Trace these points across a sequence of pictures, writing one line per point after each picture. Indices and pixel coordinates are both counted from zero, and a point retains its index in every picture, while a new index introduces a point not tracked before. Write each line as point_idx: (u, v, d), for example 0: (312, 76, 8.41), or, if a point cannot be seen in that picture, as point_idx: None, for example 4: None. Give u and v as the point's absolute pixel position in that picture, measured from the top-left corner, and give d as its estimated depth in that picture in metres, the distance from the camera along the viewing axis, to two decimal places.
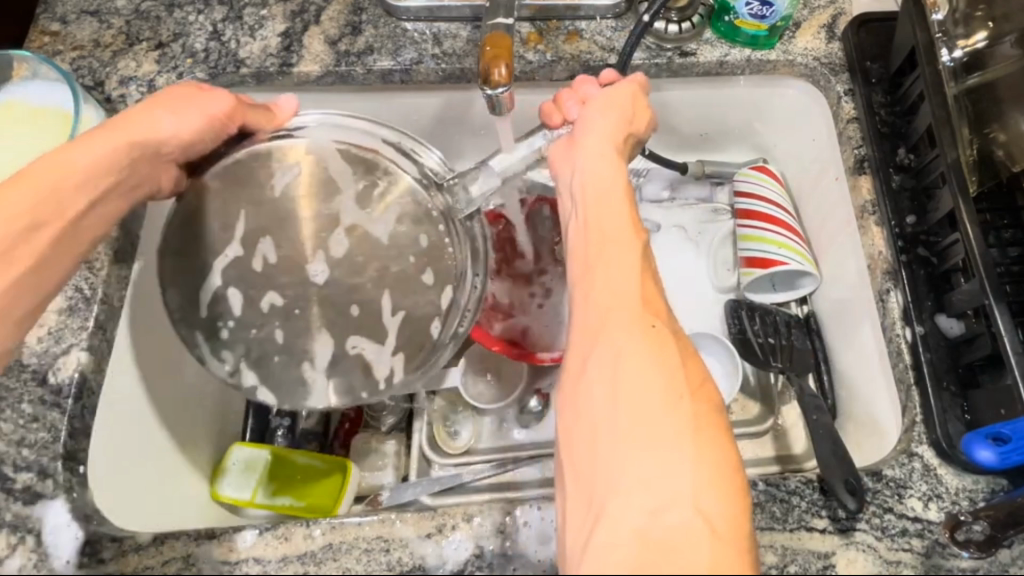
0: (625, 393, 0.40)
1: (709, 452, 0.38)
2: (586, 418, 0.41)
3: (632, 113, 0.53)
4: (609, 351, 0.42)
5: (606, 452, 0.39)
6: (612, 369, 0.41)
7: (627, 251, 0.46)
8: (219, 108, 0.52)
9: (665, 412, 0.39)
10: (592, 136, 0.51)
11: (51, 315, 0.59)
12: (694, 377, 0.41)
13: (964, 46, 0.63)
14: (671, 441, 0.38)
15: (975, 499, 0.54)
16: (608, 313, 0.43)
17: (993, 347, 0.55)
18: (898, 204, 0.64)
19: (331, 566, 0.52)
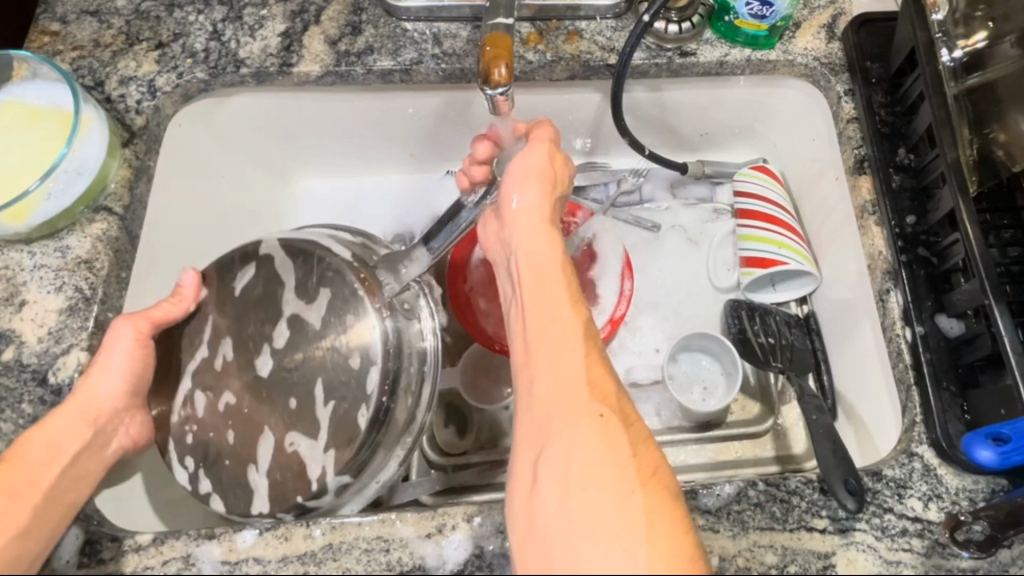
0: (574, 498, 0.39)
1: (664, 544, 0.38)
2: (539, 525, 0.40)
3: (555, 176, 0.54)
4: (558, 447, 0.41)
5: (563, 561, 0.38)
6: (559, 470, 0.40)
7: (571, 337, 0.46)
8: (133, 334, 0.57)
9: (618, 513, 0.38)
10: (524, 213, 0.51)
11: (52, 315, 0.59)
12: (644, 465, 0.41)
13: (965, 46, 0.63)
14: (625, 546, 0.37)
15: (975, 499, 0.54)
16: (554, 404, 0.43)
17: (993, 347, 0.55)
18: (898, 204, 0.64)
19: (331, 566, 0.52)
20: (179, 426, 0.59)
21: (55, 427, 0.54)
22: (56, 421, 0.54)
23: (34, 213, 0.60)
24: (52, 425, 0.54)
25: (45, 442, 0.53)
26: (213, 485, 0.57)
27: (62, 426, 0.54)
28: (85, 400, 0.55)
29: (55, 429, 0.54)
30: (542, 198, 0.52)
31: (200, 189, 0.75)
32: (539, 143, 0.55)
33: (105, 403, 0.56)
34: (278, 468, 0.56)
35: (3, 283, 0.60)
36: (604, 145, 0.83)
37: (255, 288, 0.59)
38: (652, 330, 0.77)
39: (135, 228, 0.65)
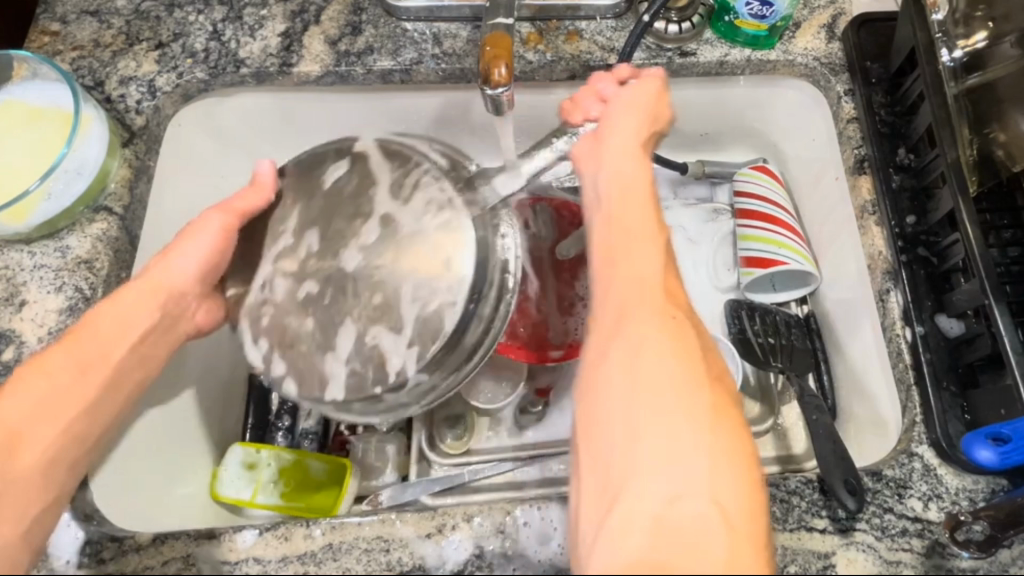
0: (644, 382, 0.35)
1: (726, 448, 0.34)
2: (601, 409, 0.36)
3: (655, 111, 0.46)
4: (627, 337, 0.37)
5: (619, 450, 0.34)
6: (631, 358, 0.36)
7: (648, 235, 0.41)
8: (220, 224, 0.52)
9: (685, 404, 0.35)
10: (615, 129, 0.45)
11: (52, 316, 0.59)
12: (711, 370, 0.37)
13: (964, 46, 0.63)
14: (690, 439, 0.34)
15: (975, 499, 0.54)
16: (627, 300, 0.39)
17: (993, 347, 0.55)
18: (898, 204, 0.64)
19: (331, 566, 0.52)
20: (256, 307, 0.51)
21: (128, 303, 0.51)
22: (135, 292, 0.51)
23: (33, 213, 0.60)
24: (126, 302, 0.51)
25: (118, 316, 0.50)
26: (288, 371, 0.50)
27: (134, 305, 0.51)
28: (158, 274, 0.52)
29: (126, 303, 0.51)
30: (637, 112, 0.46)
31: (201, 188, 0.75)
32: (648, 79, 0.47)
33: (177, 286, 0.52)
34: (357, 360, 0.49)
35: (3, 283, 0.60)
36: None
37: (347, 185, 0.52)
38: None
39: (135, 228, 0.65)
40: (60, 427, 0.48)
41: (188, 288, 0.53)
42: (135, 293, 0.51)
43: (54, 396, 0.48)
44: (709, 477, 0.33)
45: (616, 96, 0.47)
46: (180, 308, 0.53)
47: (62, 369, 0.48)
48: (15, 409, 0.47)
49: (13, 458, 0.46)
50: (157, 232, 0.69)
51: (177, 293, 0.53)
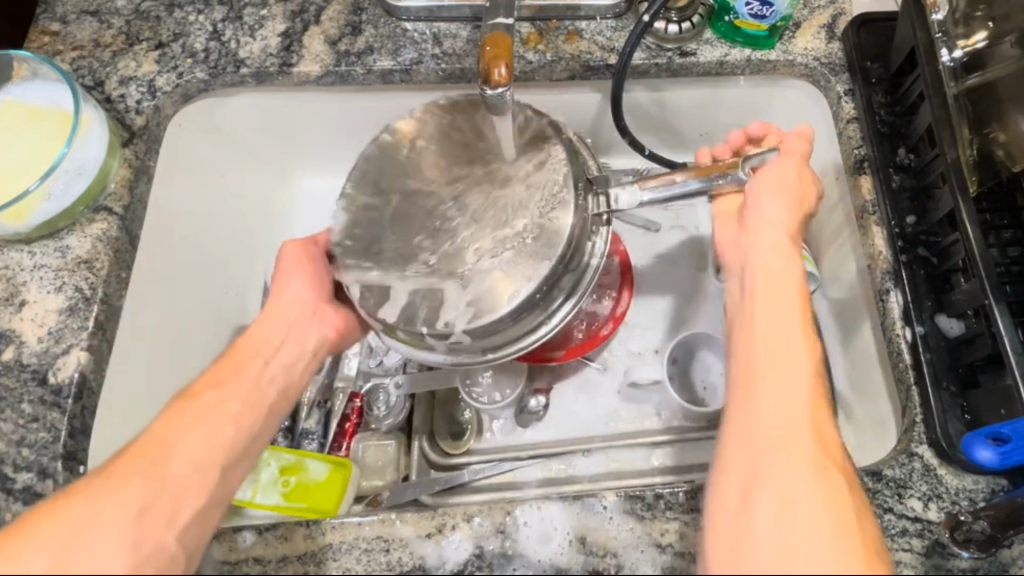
0: (797, 523, 0.38)
1: None
2: (749, 534, 0.38)
3: (802, 197, 0.55)
4: (787, 419, 0.42)
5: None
6: (785, 500, 0.39)
7: (798, 368, 0.44)
8: (297, 248, 0.59)
9: (834, 551, 0.37)
10: (761, 247, 0.52)
11: (52, 315, 0.59)
12: (859, 521, 0.40)
13: (964, 46, 0.63)
14: None
15: (975, 499, 0.54)
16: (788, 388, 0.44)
17: (993, 347, 0.55)
18: (898, 204, 0.64)
19: (331, 566, 0.52)
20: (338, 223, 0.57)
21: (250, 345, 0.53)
22: (271, 324, 0.55)
23: (34, 213, 0.60)
24: (265, 329, 0.55)
25: (257, 341, 0.53)
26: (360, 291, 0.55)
27: (269, 332, 0.55)
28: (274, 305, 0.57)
29: (259, 331, 0.54)
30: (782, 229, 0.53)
31: (203, 188, 0.75)
32: (787, 162, 0.56)
33: (276, 342, 0.54)
34: (421, 296, 0.53)
35: (2, 283, 0.60)
36: (603, 145, 0.83)
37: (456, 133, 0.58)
38: (652, 329, 0.77)
39: (135, 228, 0.65)
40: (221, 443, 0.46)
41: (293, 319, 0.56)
42: (273, 323, 0.55)
43: (202, 409, 0.47)
44: (864, 570, 0.37)
45: (760, 184, 0.55)
46: (303, 339, 0.57)
47: (207, 390, 0.48)
48: (192, 419, 0.46)
49: (165, 467, 0.43)
50: (157, 232, 0.69)
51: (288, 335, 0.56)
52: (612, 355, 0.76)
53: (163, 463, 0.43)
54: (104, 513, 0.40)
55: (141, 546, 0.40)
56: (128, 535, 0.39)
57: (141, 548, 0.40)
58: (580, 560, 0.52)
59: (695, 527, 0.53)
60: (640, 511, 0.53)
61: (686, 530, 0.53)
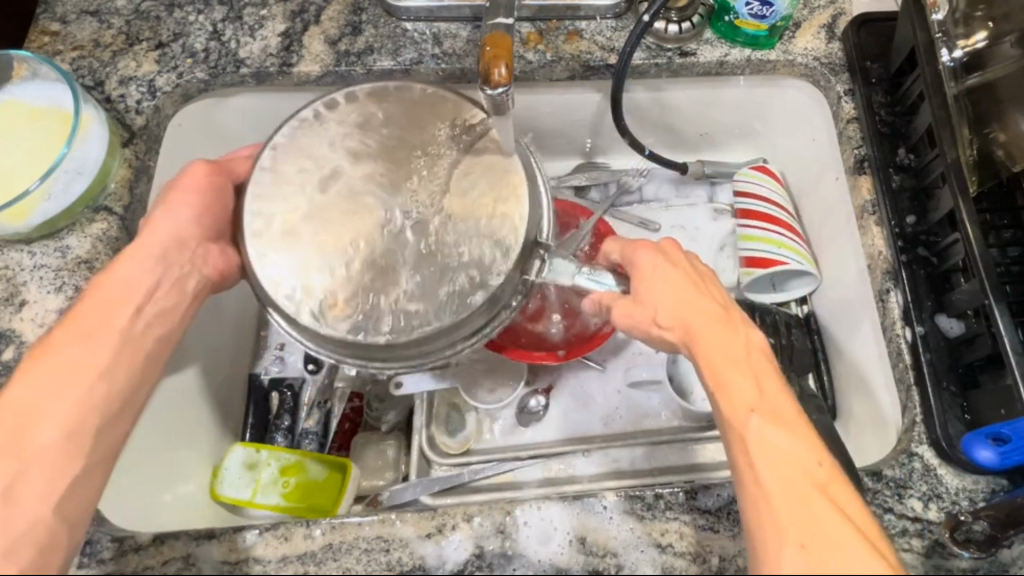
0: None
1: None
2: None
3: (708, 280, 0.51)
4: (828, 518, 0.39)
5: None
6: None
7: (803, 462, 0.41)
8: (200, 175, 0.54)
9: None
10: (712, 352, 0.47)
11: (52, 316, 0.59)
12: None
13: (964, 46, 0.63)
14: None
15: (975, 499, 0.54)
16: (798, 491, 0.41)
17: (993, 347, 0.55)
18: (898, 204, 0.64)
19: (331, 566, 0.52)
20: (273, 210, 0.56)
21: (110, 285, 0.50)
22: (140, 262, 0.51)
23: (34, 213, 0.60)
24: (123, 267, 0.50)
25: (116, 282, 0.50)
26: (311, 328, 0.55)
27: (132, 269, 0.50)
28: (146, 235, 0.52)
29: (126, 267, 0.50)
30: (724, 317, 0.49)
31: None
32: (643, 257, 0.52)
33: (143, 280, 0.51)
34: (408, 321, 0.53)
35: (3, 283, 0.60)
36: (604, 145, 0.83)
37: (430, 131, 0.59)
38: None
39: (135, 228, 0.65)
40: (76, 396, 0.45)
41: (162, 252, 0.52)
42: (139, 257, 0.51)
43: (61, 365, 0.46)
44: None
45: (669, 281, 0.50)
46: (176, 273, 0.52)
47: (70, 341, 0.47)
48: (54, 373, 0.45)
49: (27, 441, 0.43)
50: None
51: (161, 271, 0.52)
52: (613, 355, 0.76)
53: (7, 432, 0.44)
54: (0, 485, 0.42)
55: (8, 525, 0.41)
56: (1, 508, 0.41)
57: (11, 525, 0.41)
58: (580, 560, 0.52)
59: (695, 527, 0.53)
60: (640, 511, 0.53)
61: (687, 530, 0.53)
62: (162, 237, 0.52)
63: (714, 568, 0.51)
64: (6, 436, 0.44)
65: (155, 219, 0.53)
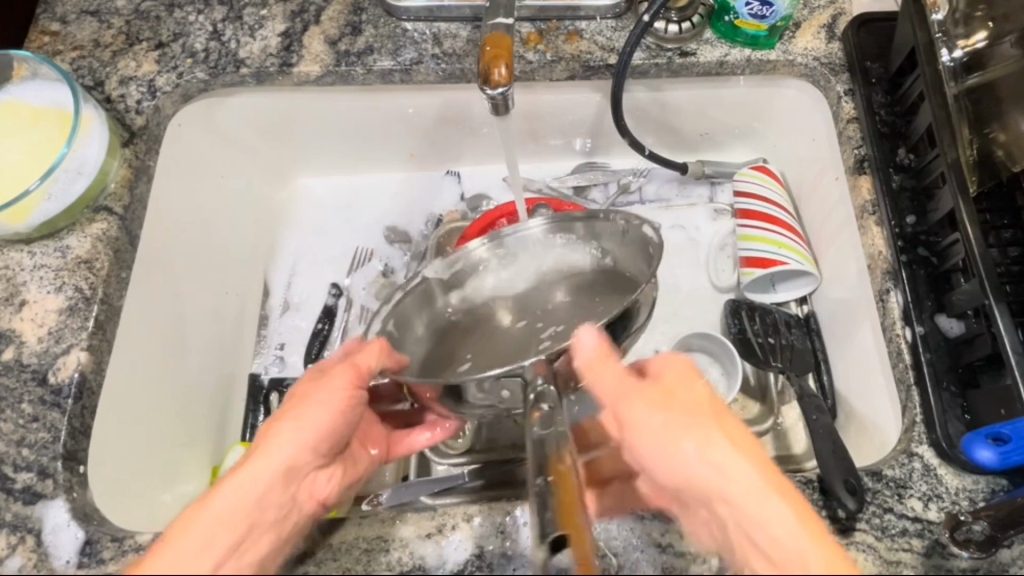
0: None
1: None
2: None
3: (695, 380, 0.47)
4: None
5: None
6: None
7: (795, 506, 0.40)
8: (347, 381, 0.49)
9: None
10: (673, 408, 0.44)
11: (52, 316, 0.59)
12: None
13: (964, 46, 0.63)
14: None
15: (975, 499, 0.54)
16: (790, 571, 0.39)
17: (993, 347, 0.55)
18: (898, 204, 0.64)
19: (331, 566, 0.51)
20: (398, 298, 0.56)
21: (292, 442, 0.46)
22: (313, 417, 0.47)
23: (33, 213, 0.60)
24: (278, 443, 0.45)
25: (283, 440, 0.46)
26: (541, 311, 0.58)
27: (322, 417, 0.47)
28: (289, 413, 0.48)
29: (272, 451, 0.45)
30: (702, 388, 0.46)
31: (204, 187, 0.75)
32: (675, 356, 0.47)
33: (305, 456, 0.46)
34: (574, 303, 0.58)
35: (3, 283, 0.60)
36: (603, 145, 0.83)
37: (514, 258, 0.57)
38: (654, 329, 0.77)
39: (135, 228, 0.65)
40: (246, 521, 0.43)
41: (342, 404, 0.49)
42: (321, 406, 0.48)
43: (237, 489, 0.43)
44: None
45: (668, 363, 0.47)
46: (340, 436, 0.49)
47: (220, 489, 0.43)
48: (268, 468, 0.44)
49: None
50: (159, 232, 0.69)
51: (336, 427, 0.48)
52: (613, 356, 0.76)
53: (223, 530, 0.42)
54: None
55: None
56: None
57: None
58: None
59: None
60: (640, 511, 0.53)
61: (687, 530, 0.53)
62: (305, 440, 0.46)
63: None
64: (180, 565, 0.40)
65: (319, 384, 0.50)
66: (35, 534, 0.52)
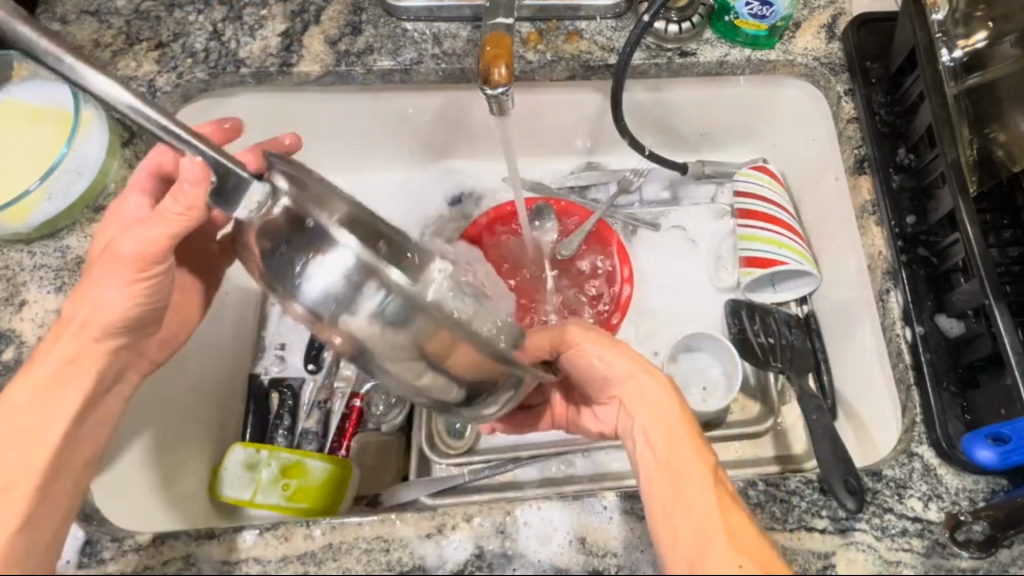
0: (693, 483, 0.45)
1: (703, 487, 0.45)
2: (693, 498, 0.44)
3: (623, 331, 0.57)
4: (680, 455, 0.47)
5: (690, 510, 0.44)
6: (684, 494, 0.45)
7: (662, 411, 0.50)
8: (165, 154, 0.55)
9: (700, 479, 0.45)
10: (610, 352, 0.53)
11: (52, 315, 0.59)
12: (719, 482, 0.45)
13: (964, 46, 0.63)
14: (703, 494, 0.44)
15: (975, 499, 0.54)
16: (686, 494, 0.45)
17: (993, 347, 0.55)
18: (898, 204, 0.64)
19: (331, 566, 0.52)
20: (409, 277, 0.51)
21: (114, 269, 0.52)
22: (103, 274, 0.52)
23: (33, 213, 0.60)
24: (96, 286, 0.52)
25: (120, 245, 0.51)
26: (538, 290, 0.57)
27: (134, 242, 0.50)
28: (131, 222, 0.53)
29: (105, 284, 0.52)
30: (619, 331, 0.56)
31: None
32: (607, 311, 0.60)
33: (114, 307, 0.52)
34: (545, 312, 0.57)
35: (3, 283, 0.60)
36: (604, 145, 0.82)
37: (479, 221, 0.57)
38: (656, 333, 0.77)
39: None
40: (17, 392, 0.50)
41: (185, 228, 0.50)
42: (159, 224, 0.49)
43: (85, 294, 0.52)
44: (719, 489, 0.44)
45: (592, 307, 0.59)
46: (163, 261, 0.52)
47: (50, 346, 0.52)
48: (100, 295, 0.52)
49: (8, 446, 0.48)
50: None
51: (160, 251, 0.51)
52: None
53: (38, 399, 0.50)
54: (7, 480, 0.47)
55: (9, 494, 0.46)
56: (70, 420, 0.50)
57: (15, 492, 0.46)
58: (580, 560, 0.52)
59: None
60: (640, 511, 0.53)
61: None
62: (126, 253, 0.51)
63: None
64: (60, 402, 0.50)
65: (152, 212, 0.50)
66: None
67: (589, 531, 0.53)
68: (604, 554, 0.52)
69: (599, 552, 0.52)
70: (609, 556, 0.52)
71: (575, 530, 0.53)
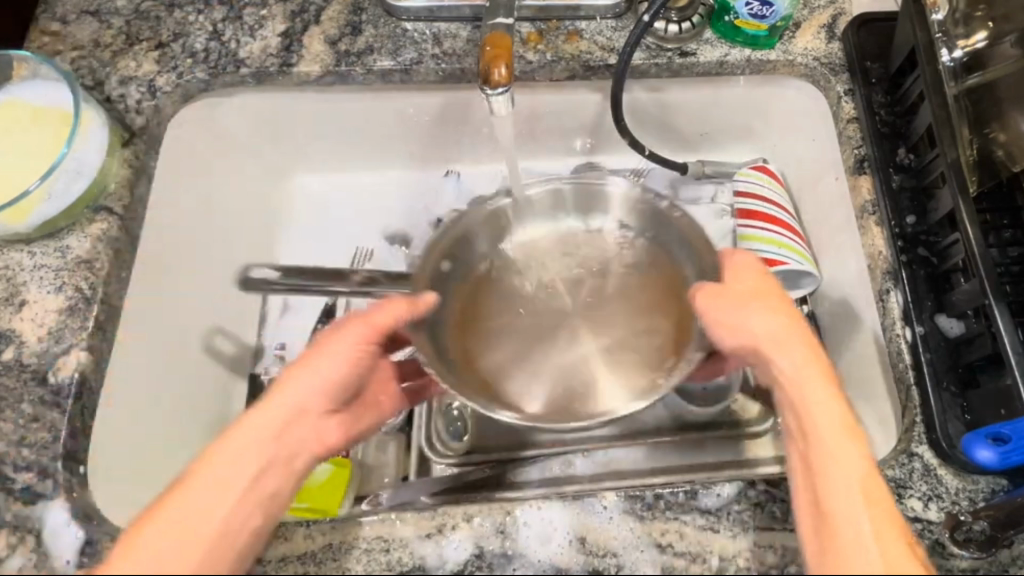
0: (860, 512, 0.41)
1: (877, 515, 0.41)
2: (849, 529, 0.41)
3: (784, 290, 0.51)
4: (845, 472, 0.42)
5: (847, 538, 0.41)
6: (851, 521, 0.41)
7: (827, 398, 0.45)
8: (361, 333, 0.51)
9: (869, 507, 0.41)
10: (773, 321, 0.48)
11: (52, 315, 0.59)
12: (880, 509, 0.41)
13: (964, 46, 0.63)
14: (876, 530, 0.40)
15: (975, 499, 0.54)
16: (851, 521, 0.41)
17: (993, 347, 0.55)
18: (898, 204, 0.64)
19: (331, 566, 0.52)
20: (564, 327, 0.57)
21: (310, 376, 0.48)
22: (327, 360, 0.49)
23: (33, 213, 0.60)
24: (305, 375, 0.48)
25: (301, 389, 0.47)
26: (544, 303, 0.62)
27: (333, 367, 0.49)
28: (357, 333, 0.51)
29: (299, 386, 0.48)
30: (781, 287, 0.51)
31: (204, 187, 0.75)
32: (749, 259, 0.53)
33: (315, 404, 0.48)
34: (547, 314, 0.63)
35: (3, 283, 0.60)
36: (604, 145, 0.82)
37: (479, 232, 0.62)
38: None
39: (135, 227, 0.65)
40: (263, 461, 0.44)
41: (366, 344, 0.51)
42: (354, 333, 0.51)
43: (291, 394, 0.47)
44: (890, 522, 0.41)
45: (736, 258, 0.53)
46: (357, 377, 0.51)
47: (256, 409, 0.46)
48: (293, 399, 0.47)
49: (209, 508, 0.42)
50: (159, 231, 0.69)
51: (351, 369, 0.50)
52: None
53: (245, 471, 0.44)
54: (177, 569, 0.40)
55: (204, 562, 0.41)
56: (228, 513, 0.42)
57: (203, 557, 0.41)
58: (580, 560, 0.52)
59: (695, 527, 0.53)
60: (640, 511, 0.53)
61: (686, 530, 0.53)
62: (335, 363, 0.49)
63: (713, 568, 0.51)
64: (222, 471, 0.43)
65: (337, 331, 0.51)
66: (35, 535, 0.52)
67: (589, 531, 0.53)
68: (604, 553, 0.52)
69: (598, 550, 0.52)
70: (609, 556, 0.52)
71: (574, 530, 0.53)
